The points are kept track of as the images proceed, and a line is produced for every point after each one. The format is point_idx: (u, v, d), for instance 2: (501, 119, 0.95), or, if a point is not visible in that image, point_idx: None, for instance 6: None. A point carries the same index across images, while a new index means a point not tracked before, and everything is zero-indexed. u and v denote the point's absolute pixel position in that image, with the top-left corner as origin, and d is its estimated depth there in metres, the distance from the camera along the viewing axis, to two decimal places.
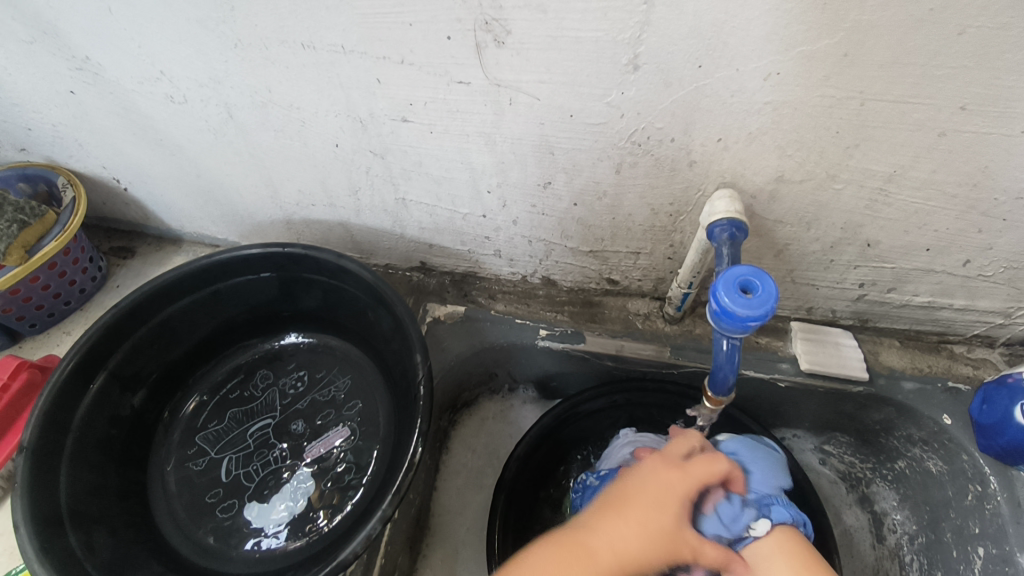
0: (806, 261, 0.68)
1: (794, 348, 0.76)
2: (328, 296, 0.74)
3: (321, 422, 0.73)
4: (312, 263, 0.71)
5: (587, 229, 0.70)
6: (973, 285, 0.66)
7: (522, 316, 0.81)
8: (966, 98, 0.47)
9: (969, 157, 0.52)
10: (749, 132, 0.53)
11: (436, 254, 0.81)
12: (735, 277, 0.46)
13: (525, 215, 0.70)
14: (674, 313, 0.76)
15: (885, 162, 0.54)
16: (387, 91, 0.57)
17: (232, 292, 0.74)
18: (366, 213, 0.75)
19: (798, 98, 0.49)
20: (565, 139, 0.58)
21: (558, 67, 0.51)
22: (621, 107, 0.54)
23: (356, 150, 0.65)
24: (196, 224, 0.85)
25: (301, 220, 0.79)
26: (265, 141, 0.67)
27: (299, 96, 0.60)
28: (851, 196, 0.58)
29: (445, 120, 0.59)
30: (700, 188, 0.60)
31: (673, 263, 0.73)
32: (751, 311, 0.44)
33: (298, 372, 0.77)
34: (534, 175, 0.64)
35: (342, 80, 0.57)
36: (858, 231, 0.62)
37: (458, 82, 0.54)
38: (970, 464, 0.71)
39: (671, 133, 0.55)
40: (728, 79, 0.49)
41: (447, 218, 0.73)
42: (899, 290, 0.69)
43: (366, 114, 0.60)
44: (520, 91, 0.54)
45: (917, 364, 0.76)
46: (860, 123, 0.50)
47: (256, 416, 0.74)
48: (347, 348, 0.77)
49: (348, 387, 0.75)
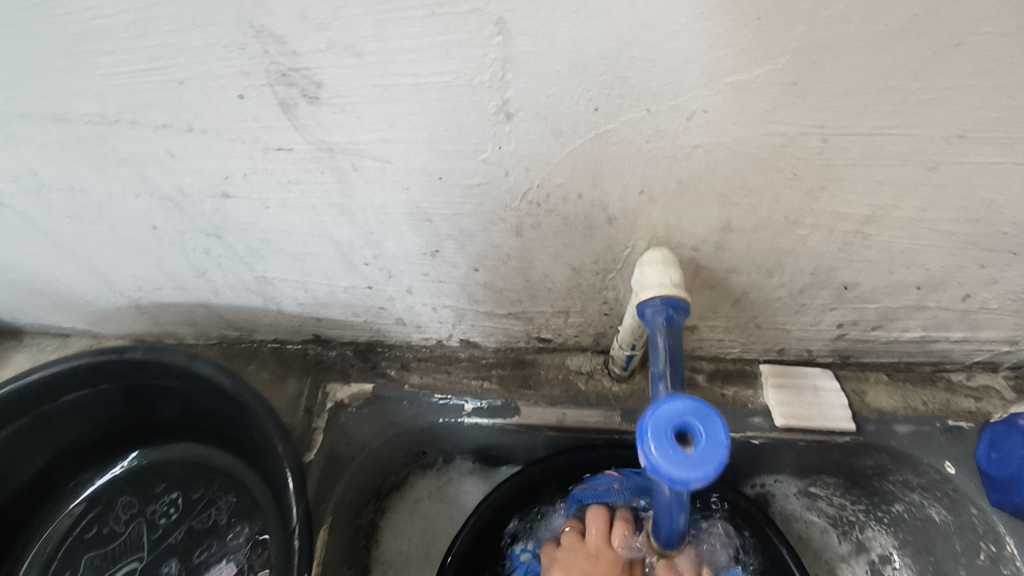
0: (771, 308, 0.55)
1: (766, 398, 0.64)
2: (190, 402, 0.59)
3: (199, 559, 0.58)
4: (158, 368, 0.57)
5: (499, 292, 0.56)
6: (973, 318, 0.54)
7: (442, 389, 0.67)
8: (968, 123, 0.33)
9: (971, 190, 0.38)
10: (678, 181, 0.39)
11: (328, 326, 0.66)
12: (668, 418, 0.33)
13: (420, 284, 0.55)
14: (621, 372, 0.63)
15: (861, 203, 0.40)
16: (188, 164, 0.42)
17: (66, 411, 0.58)
18: (226, 293, 0.60)
19: (739, 139, 0.35)
20: (440, 204, 0.44)
21: (403, 123, 0.36)
22: (502, 164, 0.39)
23: (182, 231, 0.50)
24: (32, 315, 0.69)
25: (152, 304, 0.64)
26: (63, 228, 0.51)
27: (79, 178, 0.44)
28: (819, 242, 0.45)
29: (278, 192, 0.44)
30: (627, 245, 0.46)
31: (611, 318, 0.59)
32: (689, 472, 0.31)
33: (169, 494, 0.62)
34: (415, 244, 0.49)
35: (124, 155, 0.41)
36: (832, 275, 0.49)
37: (275, 148, 0.39)
38: (981, 519, 0.60)
39: (576, 189, 0.41)
40: (638, 123, 0.35)
41: (327, 292, 0.58)
42: (885, 328, 0.57)
43: (175, 191, 0.45)
44: (363, 155, 0.39)
45: (910, 401, 0.64)
46: (826, 162, 0.37)
47: (119, 560, 0.59)
48: (227, 458, 0.63)
49: (232, 508, 0.61)
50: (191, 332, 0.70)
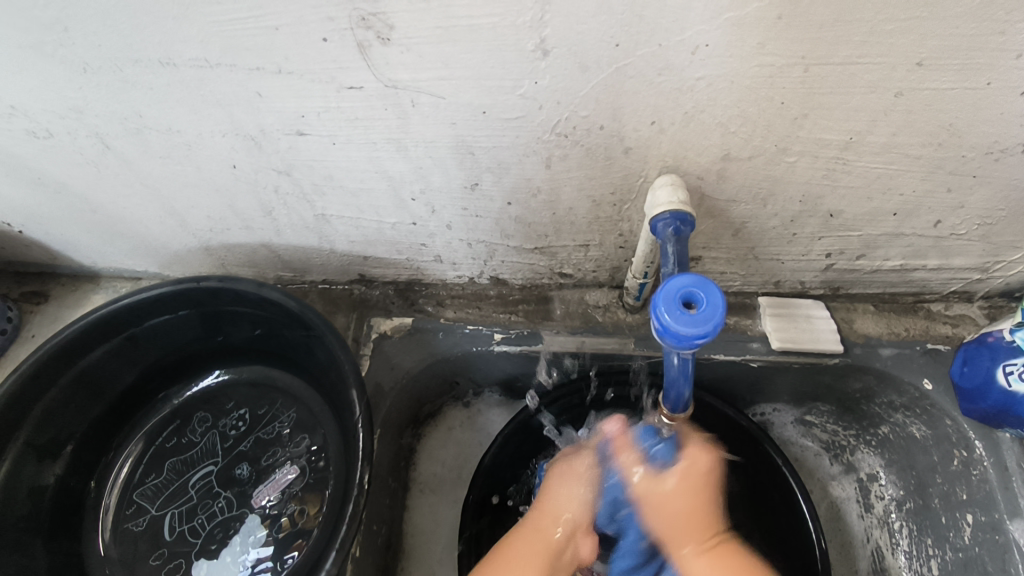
0: (767, 237, 0.62)
1: (764, 326, 0.72)
2: (258, 327, 0.68)
3: (267, 463, 0.68)
4: (231, 295, 0.65)
5: (528, 226, 0.64)
6: (946, 244, 0.61)
7: (474, 321, 0.75)
8: (923, 52, 0.41)
9: (931, 116, 0.46)
10: (685, 112, 0.47)
11: (373, 265, 0.74)
12: (676, 290, 0.40)
13: (459, 219, 0.63)
14: (634, 302, 0.71)
15: (840, 130, 0.48)
16: (272, 104, 0.50)
17: (151, 335, 0.67)
18: (287, 232, 0.68)
19: (735, 70, 0.43)
20: (483, 138, 0.52)
21: (457, 61, 0.44)
22: (537, 98, 0.47)
23: (257, 169, 0.58)
24: (109, 259, 0.77)
25: (219, 245, 0.72)
26: (154, 169, 0.59)
27: (177, 119, 0.52)
28: (806, 168, 0.52)
29: (346, 129, 0.52)
30: (641, 174, 0.54)
31: (626, 251, 0.67)
32: (693, 327, 0.39)
33: (238, 410, 0.71)
34: (458, 178, 0.57)
35: (218, 97, 0.50)
36: (818, 202, 0.56)
37: (348, 87, 0.47)
38: (954, 428, 0.68)
39: (599, 120, 0.48)
40: (652, 57, 0.42)
41: (376, 229, 0.66)
42: (869, 256, 0.64)
43: (256, 130, 0.53)
44: (421, 92, 0.47)
45: (894, 328, 0.72)
46: (808, 91, 0.44)
47: (197, 464, 0.68)
48: (287, 379, 0.71)
49: (293, 421, 0.70)
50: (250, 274, 0.78)
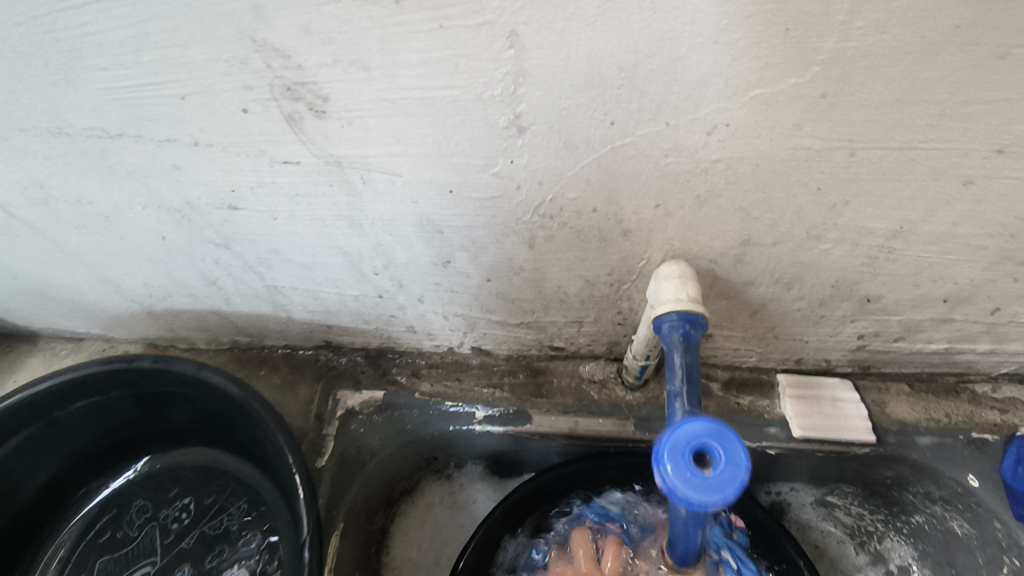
0: (791, 319, 0.53)
1: (783, 409, 0.63)
2: (202, 410, 0.59)
3: (211, 565, 0.59)
4: (169, 376, 0.57)
5: (511, 302, 0.55)
6: (1001, 330, 0.52)
7: (453, 397, 0.66)
8: (1007, 137, 0.31)
9: (1006, 206, 0.37)
10: (697, 196, 0.38)
11: (339, 333, 0.65)
12: (685, 438, 0.31)
13: (431, 293, 0.55)
14: (635, 380, 0.62)
15: (889, 218, 0.38)
16: (194, 178, 0.41)
17: (79, 418, 0.59)
18: (237, 301, 0.60)
19: (762, 153, 0.34)
20: (451, 217, 0.43)
21: (411, 136, 0.35)
22: (514, 177, 0.38)
23: (190, 242, 0.49)
24: (46, 320, 0.69)
25: (164, 310, 0.63)
26: (72, 239, 0.51)
27: (85, 191, 0.44)
28: (843, 255, 0.43)
29: (287, 204, 0.43)
30: (643, 257, 0.45)
31: (625, 327, 0.58)
32: (704, 498, 0.30)
33: (182, 499, 0.63)
34: (426, 255, 0.48)
35: (127, 170, 0.41)
36: (855, 288, 0.47)
37: (281, 162, 0.38)
38: (1005, 533, 0.59)
39: (590, 203, 0.39)
40: (656, 138, 0.33)
41: (337, 300, 0.58)
42: (908, 339, 0.55)
43: (182, 203, 0.44)
44: (371, 169, 0.38)
45: (933, 413, 0.62)
46: (853, 177, 0.35)
47: (132, 563, 0.60)
48: (238, 464, 0.63)
49: (243, 514, 0.61)
50: (203, 338, 0.70)
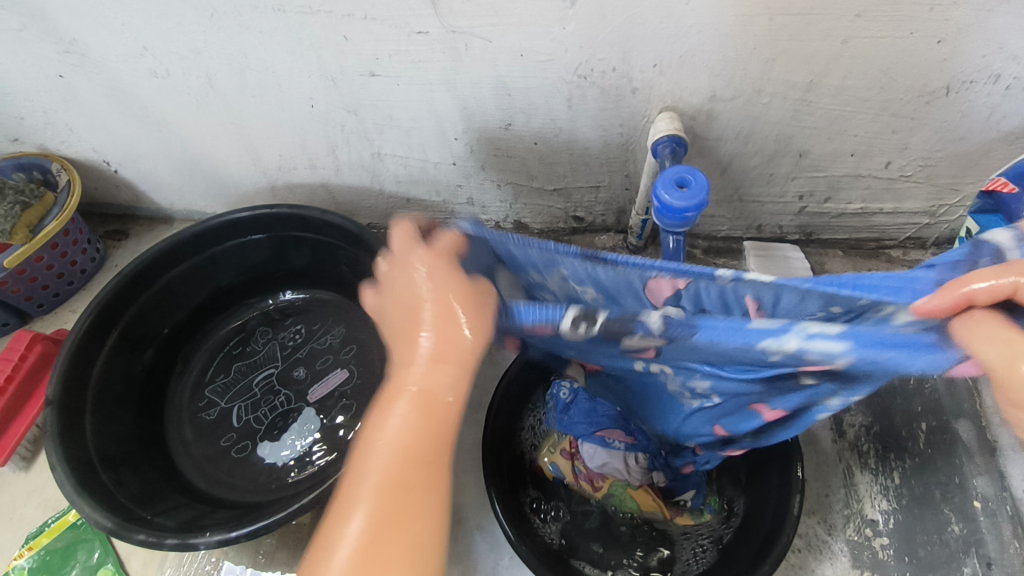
0: (749, 178, 0.75)
1: (748, 264, 0.84)
2: (317, 251, 0.80)
3: (321, 366, 0.79)
4: (298, 221, 0.77)
5: (549, 166, 0.76)
6: (897, 186, 0.74)
7: None
8: (862, 4, 0.54)
9: (873, 61, 0.59)
10: (680, 55, 0.60)
11: (414, 207, 0.87)
12: (671, 176, 0.53)
13: (492, 158, 0.76)
14: (638, 241, 0.83)
15: (802, 72, 0.60)
16: (354, 47, 0.63)
17: (226, 256, 0.79)
18: (345, 172, 0.81)
19: (718, 18, 0.56)
20: (519, 79, 0.64)
21: (505, 9, 0.57)
22: (565, 42, 0.60)
23: (330, 108, 0.71)
24: (186, 201, 0.90)
25: (284, 185, 0.84)
26: (245, 108, 0.72)
27: (274, 60, 0.65)
28: (778, 109, 0.65)
29: (409, 70, 0.65)
30: (645, 113, 0.67)
31: (631, 193, 0.80)
32: (686, 203, 0.51)
33: (295, 325, 0.83)
34: (495, 117, 0.70)
35: (312, 41, 0.63)
36: (789, 143, 0.69)
37: (417, 32, 0.60)
38: None
39: (612, 63, 0.61)
40: (654, 7, 0.55)
41: (421, 169, 0.79)
42: (835, 199, 0.77)
43: (337, 71, 0.66)
44: (474, 36, 0.60)
45: (859, 268, 0.84)
46: (775, 37, 0.57)
47: (260, 367, 0.80)
48: (340, 300, 0.83)
49: (343, 334, 0.81)
50: None
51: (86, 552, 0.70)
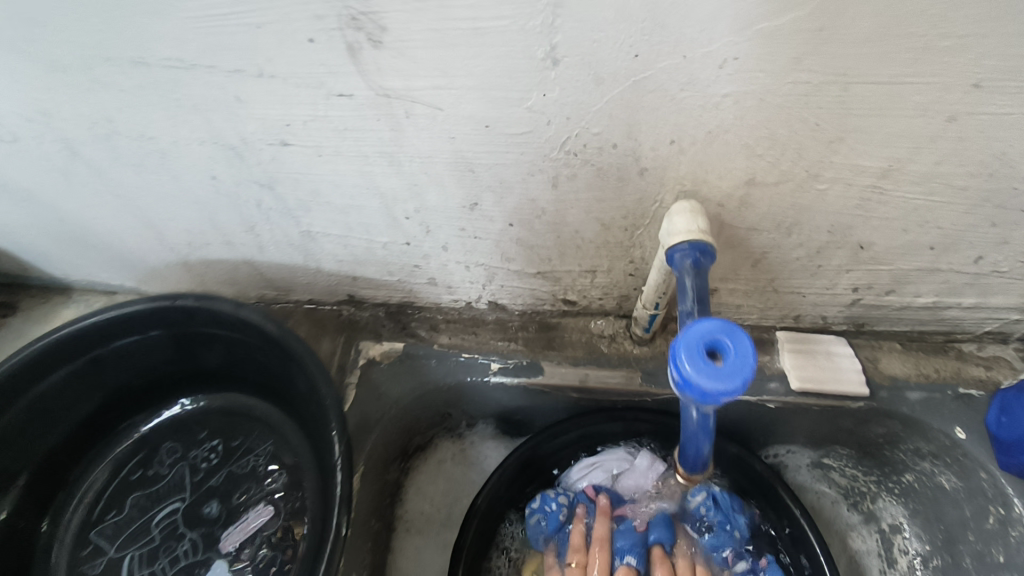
0: (789, 269, 0.57)
1: (782, 363, 0.66)
2: (234, 351, 0.63)
3: (239, 500, 0.62)
4: (206, 316, 0.60)
5: (530, 250, 0.59)
6: (984, 282, 0.57)
7: (470, 349, 0.70)
8: (979, 72, 0.36)
9: (983, 143, 0.41)
10: (708, 131, 0.42)
11: (363, 286, 0.69)
12: (699, 337, 0.36)
13: (456, 240, 0.59)
14: (643, 334, 0.66)
15: (879, 156, 0.43)
16: (253, 111, 0.45)
17: (119, 357, 0.62)
18: (271, 249, 0.63)
19: (765, 87, 0.38)
20: (483, 154, 0.47)
21: (457, 67, 0.39)
22: (545, 112, 0.42)
23: (238, 181, 0.53)
24: (81, 271, 0.72)
25: (198, 260, 0.67)
26: (127, 178, 0.55)
27: (150, 125, 0.48)
28: (838, 197, 0.47)
29: (333, 140, 0.47)
30: (656, 198, 0.49)
31: (635, 280, 0.62)
32: (718, 385, 0.34)
33: (210, 441, 0.66)
34: (456, 196, 0.52)
35: (195, 103, 0.45)
36: (848, 234, 0.52)
37: (337, 94, 0.43)
38: (990, 483, 0.62)
39: (612, 139, 0.44)
40: (674, 70, 0.38)
41: (366, 248, 0.62)
42: (898, 293, 0.60)
43: (237, 140, 0.48)
44: (416, 102, 0.42)
45: (922, 369, 0.66)
46: (846, 112, 0.39)
47: (163, 500, 0.62)
48: (266, 408, 0.66)
49: (269, 454, 0.64)
50: (231, 292, 0.74)
51: None
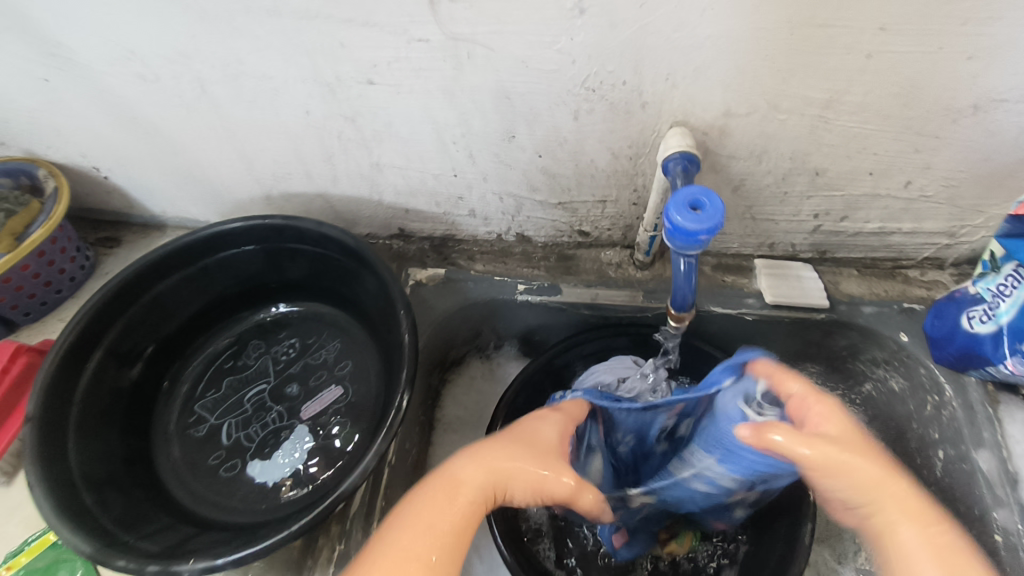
0: (762, 196, 0.72)
1: (759, 284, 0.81)
2: (313, 263, 0.77)
3: (315, 383, 0.76)
4: (293, 233, 0.74)
5: (554, 179, 0.73)
6: (917, 207, 0.71)
7: (501, 274, 0.84)
8: (886, 17, 0.50)
9: (896, 77, 0.56)
10: (693, 69, 0.57)
11: (413, 218, 0.84)
12: (685, 197, 0.50)
13: (494, 170, 0.73)
14: (644, 258, 0.81)
15: (823, 88, 0.57)
16: (351, 54, 0.60)
17: (219, 266, 0.76)
18: (342, 181, 0.78)
19: (733, 31, 0.53)
20: (522, 88, 0.61)
21: (509, 16, 0.54)
22: (572, 53, 0.57)
23: (327, 117, 0.68)
24: (177, 208, 0.87)
25: (279, 194, 0.82)
26: (237, 115, 0.69)
27: (269, 66, 0.62)
28: (794, 126, 0.62)
29: (409, 78, 0.62)
30: (654, 128, 0.64)
31: (638, 209, 0.77)
32: (700, 226, 0.48)
33: (289, 339, 0.80)
34: (498, 128, 0.67)
35: (309, 47, 0.60)
36: (806, 160, 0.66)
37: (417, 39, 0.58)
38: (928, 376, 0.76)
39: (622, 76, 0.58)
40: (667, 17, 0.52)
41: (421, 180, 0.76)
42: (851, 218, 0.74)
43: (333, 78, 0.63)
44: (476, 44, 0.57)
45: (874, 290, 0.80)
46: (793, 51, 0.54)
47: (252, 382, 0.77)
48: (336, 314, 0.81)
49: (338, 349, 0.79)
50: None
51: (67, 572, 0.67)
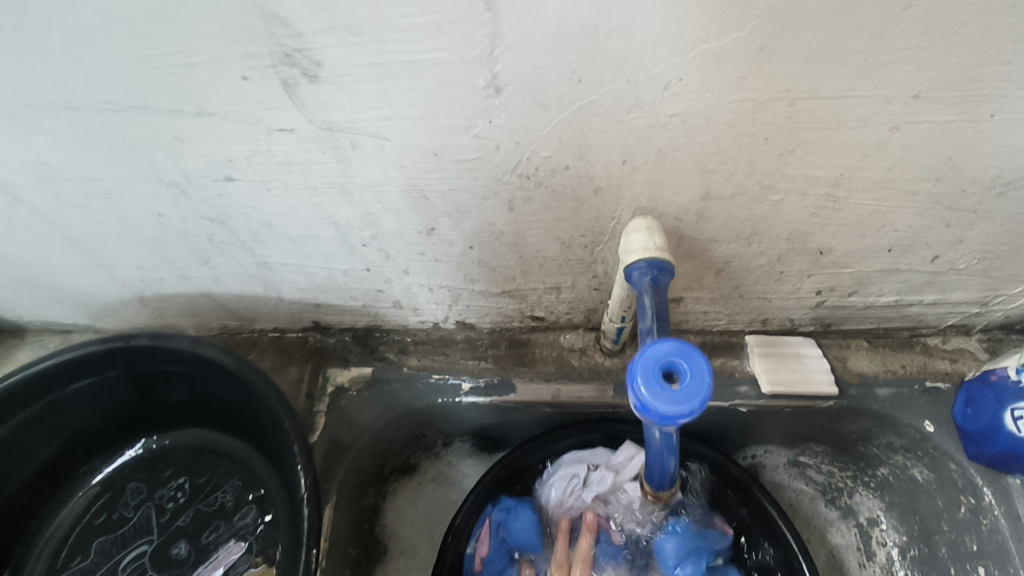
0: (753, 276, 0.57)
1: (753, 367, 0.67)
2: (196, 387, 0.61)
3: (208, 540, 0.60)
4: (163, 353, 0.58)
5: (492, 270, 0.58)
6: (943, 280, 0.57)
7: (440, 370, 0.69)
8: (921, 84, 0.36)
9: (929, 150, 0.41)
10: (658, 150, 0.42)
11: (327, 312, 0.68)
12: (655, 358, 0.36)
13: (417, 264, 0.57)
14: (613, 347, 0.66)
15: (831, 166, 0.43)
16: (194, 149, 0.44)
17: (75, 400, 0.60)
18: (227, 281, 0.62)
19: (711, 105, 0.38)
20: (435, 180, 0.46)
21: (399, 99, 0.38)
22: (494, 138, 0.41)
23: (185, 218, 0.52)
24: (34, 312, 0.70)
25: (155, 295, 0.65)
26: (70, 219, 0.53)
27: (90, 166, 0.46)
28: (794, 207, 0.47)
29: (280, 173, 0.46)
30: (613, 216, 0.49)
31: (601, 293, 0.62)
32: (676, 409, 0.34)
33: (177, 479, 0.64)
34: (412, 223, 0.51)
35: (130, 142, 0.43)
36: (808, 240, 0.51)
37: (277, 129, 0.41)
38: (960, 474, 0.63)
39: (563, 161, 0.43)
40: (618, 93, 0.37)
41: (326, 276, 0.60)
42: (862, 293, 0.60)
43: (180, 177, 0.47)
44: (361, 133, 0.41)
45: (889, 365, 0.67)
46: (793, 126, 0.39)
47: (129, 544, 0.61)
48: (233, 443, 0.65)
49: (238, 490, 0.63)
50: (193, 324, 0.72)
51: None
